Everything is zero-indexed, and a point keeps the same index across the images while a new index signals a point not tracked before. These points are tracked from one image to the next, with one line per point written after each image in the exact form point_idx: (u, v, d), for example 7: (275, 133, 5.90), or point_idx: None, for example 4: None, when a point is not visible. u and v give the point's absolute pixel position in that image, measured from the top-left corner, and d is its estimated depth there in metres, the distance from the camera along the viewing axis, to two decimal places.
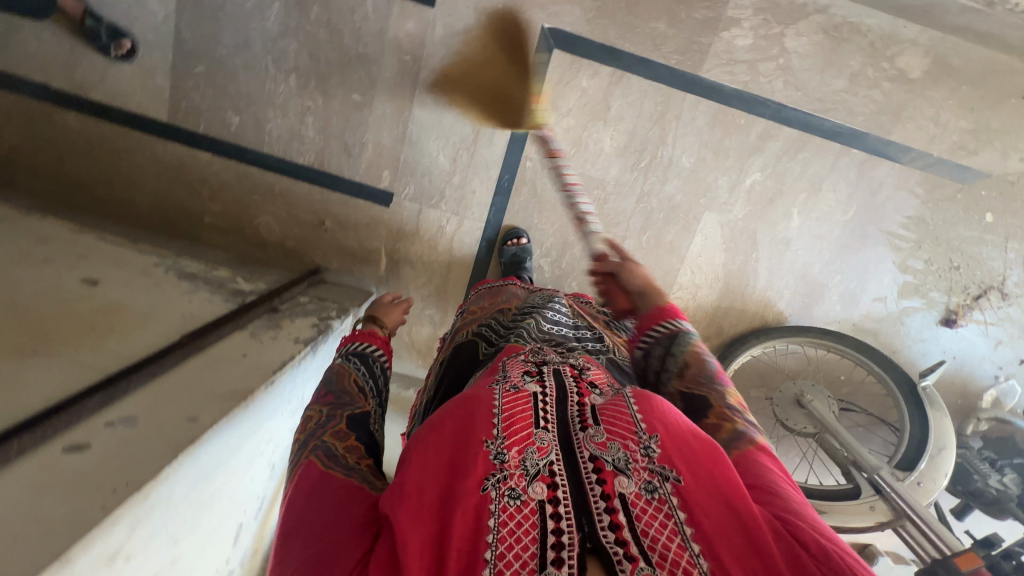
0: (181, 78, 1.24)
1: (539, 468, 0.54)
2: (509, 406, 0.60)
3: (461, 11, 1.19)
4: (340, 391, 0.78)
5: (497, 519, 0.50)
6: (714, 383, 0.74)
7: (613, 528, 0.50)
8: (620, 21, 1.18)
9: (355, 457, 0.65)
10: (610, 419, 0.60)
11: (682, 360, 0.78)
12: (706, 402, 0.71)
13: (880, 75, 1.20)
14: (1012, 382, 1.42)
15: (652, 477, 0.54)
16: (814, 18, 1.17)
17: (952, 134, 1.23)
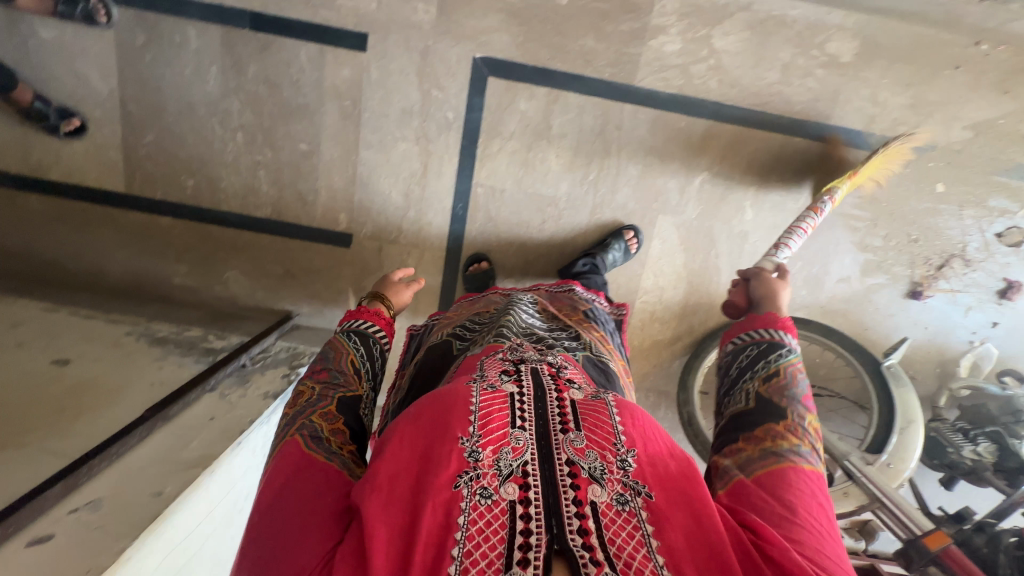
0: (133, 148, 1.28)
1: (513, 468, 0.53)
2: (486, 405, 0.59)
3: (392, 52, 1.21)
4: (335, 369, 0.76)
5: (467, 517, 0.50)
6: (796, 399, 0.68)
7: (580, 532, 0.49)
8: (549, 42, 1.20)
9: (338, 442, 0.63)
10: (590, 424, 0.59)
11: (774, 367, 0.72)
12: (782, 412, 0.66)
13: (812, 62, 1.21)
14: (988, 346, 1.42)
15: (625, 490, 0.54)
16: (739, 16, 1.18)
17: (892, 111, 1.24)
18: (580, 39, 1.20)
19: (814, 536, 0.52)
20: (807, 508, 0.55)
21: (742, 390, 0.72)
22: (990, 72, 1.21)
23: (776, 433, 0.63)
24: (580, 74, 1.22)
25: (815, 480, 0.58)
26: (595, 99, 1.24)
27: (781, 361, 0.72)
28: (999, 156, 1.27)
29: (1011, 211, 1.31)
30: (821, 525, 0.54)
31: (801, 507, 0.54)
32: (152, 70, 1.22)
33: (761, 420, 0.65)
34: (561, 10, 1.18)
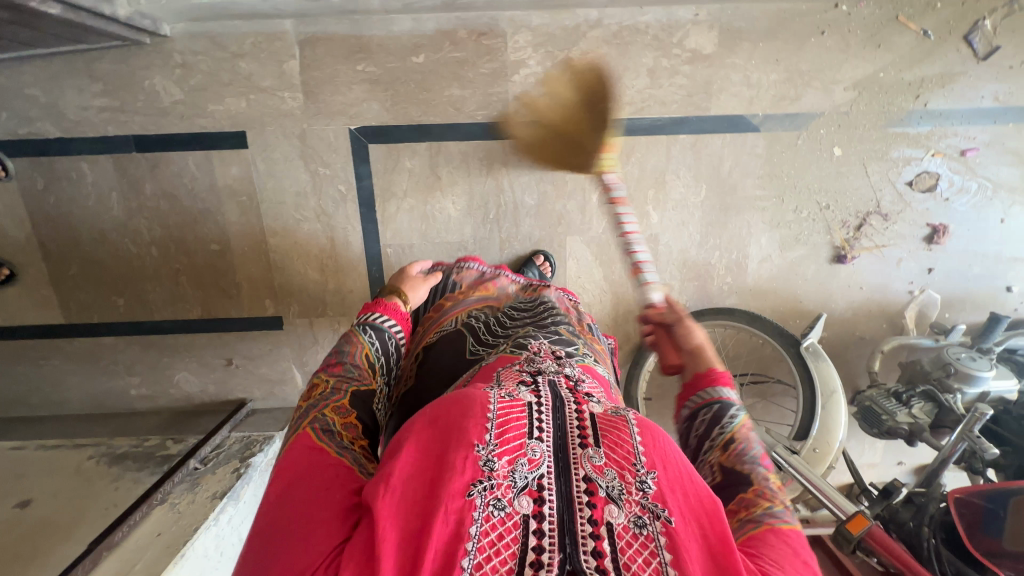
0: (62, 281, 1.35)
1: (528, 481, 0.51)
2: (504, 413, 0.57)
3: (273, 142, 1.25)
4: (349, 363, 0.78)
5: (478, 528, 0.48)
6: (754, 459, 0.62)
7: (594, 554, 0.47)
8: (417, 100, 1.23)
9: (351, 436, 0.66)
10: (611, 441, 0.56)
11: (728, 430, 0.65)
12: (748, 479, 0.60)
13: (676, 61, 1.21)
14: (929, 293, 1.41)
15: (643, 512, 0.50)
16: (593, 34, 1.19)
17: (769, 88, 1.23)
18: (446, 90, 1.22)
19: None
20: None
21: (704, 462, 0.65)
22: (856, 31, 1.20)
23: (746, 505, 0.57)
24: (455, 122, 1.25)
25: (795, 540, 0.54)
26: (475, 143, 1.27)
27: (733, 421, 0.66)
28: (889, 108, 1.25)
29: (915, 157, 1.30)
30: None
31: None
32: (60, 208, 1.29)
33: (730, 497, 0.59)
34: (421, 68, 1.21)
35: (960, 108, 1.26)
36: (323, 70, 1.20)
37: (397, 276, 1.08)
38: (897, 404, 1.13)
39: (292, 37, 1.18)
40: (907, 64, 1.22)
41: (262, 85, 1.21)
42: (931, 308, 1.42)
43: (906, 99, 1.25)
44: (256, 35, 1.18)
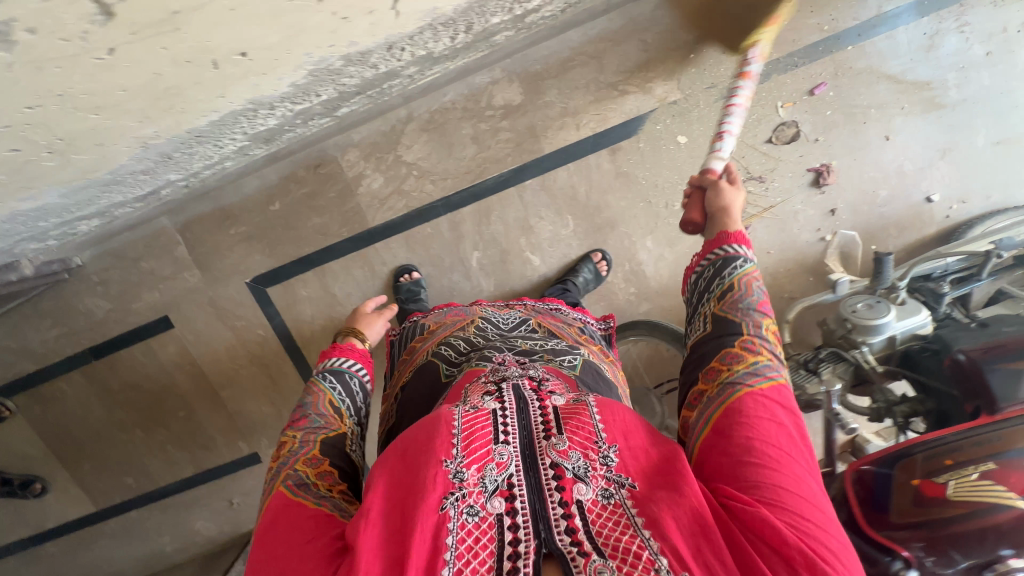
0: (82, 478, 1.60)
1: (497, 482, 0.55)
2: (468, 425, 0.60)
3: (192, 315, 1.43)
4: (313, 414, 0.82)
5: (454, 536, 0.51)
6: (748, 313, 0.66)
7: (568, 531, 0.50)
8: (289, 239, 1.37)
9: (328, 484, 0.71)
10: (573, 426, 0.60)
11: (727, 281, 0.69)
12: (736, 327, 0.65)
13: (493, 121, 1.27)
14: (847, 232, 1.34)
15: (609, 484, 0.55)
16: (410, 128, 1.28)
17: (588, 111, 1.26)
18: (309, 222, 1.35)
19: (797, 494, 0.51)
20: (775, 456, 0.53)
21: (700, 316, 0.71)
22: (646, 29, 1.21)
23: (730, 357, 0.63)
24: (327, 245, 1.37)
25: (774, 400, 0.58)
26: (352, 255, 1.38)
27: (735, 270, 0.70)
28: (715, 81, 1.24)
29: (763, 115, 1.26)
30: (813, 492, 0.52)
31: (776, 452, 0.54)
32: (57, 422, 1.53)
33: (718, 346, 0.64)
34: (281, 213, 1.35)
35: (787, 55, 1.22)
36: (207, 244, 1.37)
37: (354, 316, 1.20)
38: (808, 375, 1.09)
39: (173, 228, 1.37)
40: (712, 38, 1.21)
41: (165, 274, 1.40)
42: (853, 246, 1.35)
43: (728, 68, 1.23)
44: (144, 237, 1.37)
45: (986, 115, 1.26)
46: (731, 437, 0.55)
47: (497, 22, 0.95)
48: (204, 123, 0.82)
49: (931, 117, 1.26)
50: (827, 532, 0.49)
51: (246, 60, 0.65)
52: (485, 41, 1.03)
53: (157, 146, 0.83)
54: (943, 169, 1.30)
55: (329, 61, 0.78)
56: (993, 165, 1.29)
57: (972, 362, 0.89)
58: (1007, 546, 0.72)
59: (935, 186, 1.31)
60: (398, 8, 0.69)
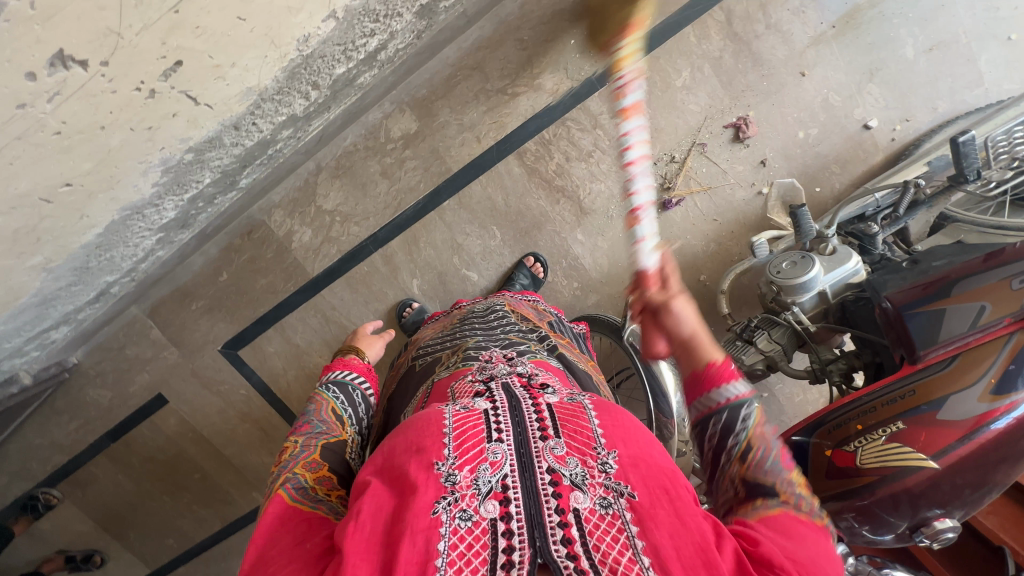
0: (130, 545, 1.73)
1: (492, 485, 0.47)
2: (460, 424, 0.53)
3: (182, 388, 1.56)
4: (316, 420, 0.77)
5: (446, 543, 0.43)
6: (778, 465, 0.50)
7: (564, 541, 0.43)
8: (244, 303, 1.45)
9: (326, 488, 0.63)
10: (571, 430, 0.53)
11: (743, 437, 0.51)
12: (772, 491, 0.48)
13: (397, 153, 1.29)
14: (784, 178, 1.24)
15: (607, 493, 0.47)
16: (324, 178, 1.33)
17: (485, 121, 1.26)
18: (258, 285, 1.43)
19: None
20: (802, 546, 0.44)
21: (720, 481, 0.52)
22: (520, 29, 1.20)
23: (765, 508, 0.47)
24: (280, 301, 1.44)
25: (816, 538, 0.45)
26: (304, 306, 1.44)
27: (748, 426, 0.51)
28: (603, 61, 1.21)
29: (662, 83, 1.21)
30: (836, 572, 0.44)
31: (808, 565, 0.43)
32: (91, 505, 1.68)
33: (752, 504, 0.48)
34: (230, 282, 1.43)
35: (670, 16, 1.18)
36: (176, 322, 1.49)
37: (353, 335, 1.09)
38: (745, 345, 1.06)
39: (144, 314, 1.49)
40: (588, 20, 1.19)
41: (150, 356, 1.53)
42: (794, 193, 1.24)
43: (612, 46, 1.20)
44: (122, 327, 1.50)
45: (908, 24, 1.16)
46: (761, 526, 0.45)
47: (346, 70, 0.96)
48: (93, 237, 0.90)
49: (846, 40, 1.17)
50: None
51: (76, 187, 0.70)
52: (351, 86, 1.06)
53: (60, 267, 0.91)
54: (875, 91, 1.20)
55: (178, 158, 0.83)
56: (930, 74, 1.18)
57: (894, 309, 0.81)
58: (929, 506, 0.68)
59: (871, 111, 1.21)
60: (203, 103, 0.72)
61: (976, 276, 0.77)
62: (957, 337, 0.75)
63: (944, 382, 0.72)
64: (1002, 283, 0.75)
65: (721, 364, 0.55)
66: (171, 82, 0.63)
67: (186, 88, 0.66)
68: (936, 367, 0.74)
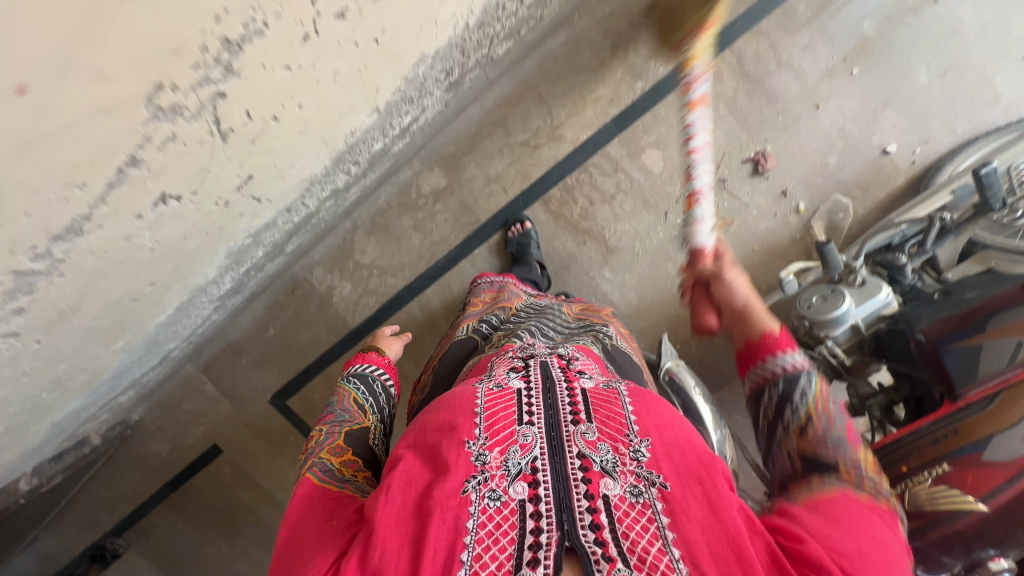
0: None
1: (522, 466, 0.50)
2: (493, 405, 0.57)
3: (235, 437, 1.64)
4: (340, 410, 0.81)
5: (476, 520, 0.47)
6: (841, 441, 0.51)
7: (592, 527, 0.45)
8: (290, 355, 1.53)
9: (352, 470, 0.69)
10: (602, 416, 0.56)
11: (802, 409, 0.53)
12: (833, 464, 0.49)
13: (428, 207, 1.36)
14: (836, 195, 1.27)
15: (638, 481, 0.49)
16: (360, 234, 1.40)
17: (510, 172, 1.32)
18: (303, 337, 1.51)
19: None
20: (864, 543, 0.42)
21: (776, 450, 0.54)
22: (538, 85, 1.25)
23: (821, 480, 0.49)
24: (324, 352, 1.52)
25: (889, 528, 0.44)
26: (346, 355, 1.51)
27: (808, 397, 0.53)
28: (620, 108, 1.25)
29: (679, 125, 1.25)
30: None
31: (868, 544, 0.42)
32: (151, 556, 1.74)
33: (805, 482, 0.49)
34: (277, 336, 1.52)
35: None
36: (228, 376, 1.58)
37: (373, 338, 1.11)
38: None
39: (198, 371, 1.58)
40: (603, 71, 1.23)
41: (206, 409, 1.61)
42: (843, 210, 1.27)
43: (628, 93, 1.24)
44: (179, 384, 1.59)
45: (920, 50, 1.18)
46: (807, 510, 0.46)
47: (383, 144, 1.03)
48: (164, 317, 0.98)
49: (858, 71, 1.19)
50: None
51: (158, 285, 0.78)
52: (385, 156, 1.13)
53: (136, 346, 1.00)
54: (891, 117, 1.22)
55: (240, 243, 0.91)
56: (946, 97, 1.19)
57: (929, 344, 0.85)
58: (984, 546, 0.68)
59: (889, 136, 1.23)
60: (266, 199, 0.79)
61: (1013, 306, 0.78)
62: (996, 373, 0.76)
63: (986, 422, 0.72)
64: None
65: (781, 336, 0.57)
66: (243, 191, 0.70)
67: (254, 192, 0.73)
68: (977, 407, 0.75)
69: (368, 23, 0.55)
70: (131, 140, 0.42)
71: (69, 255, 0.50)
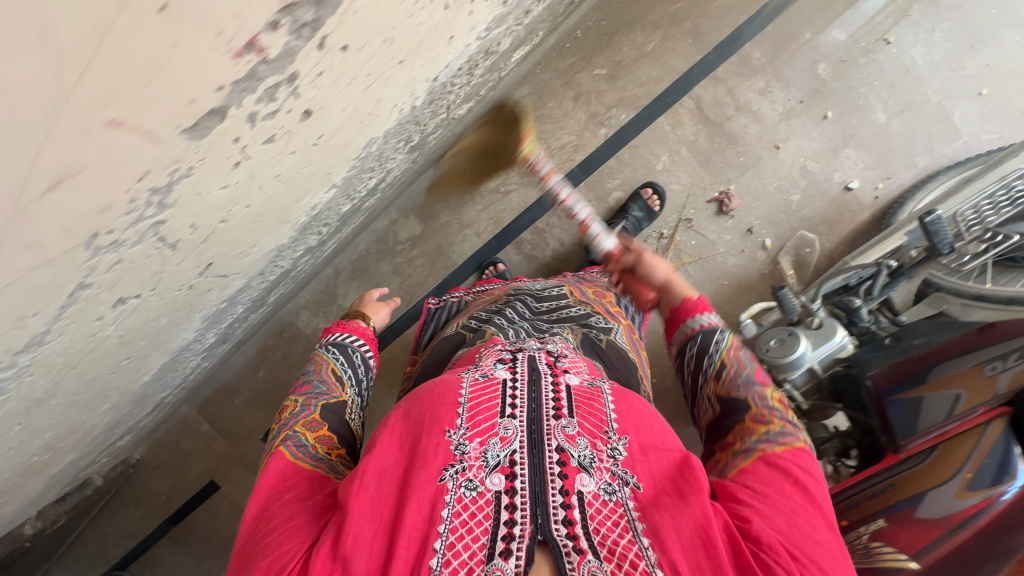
0: None
1: (499, 459, 0.53)
2: (475, 396, 0.59)
3: (232, 474, 1.69)
4: (317, 381, 0.81)
5: (450, 510, 0.50)
6: (748, 382, 0.64)
7: (565, 523, 0.49)
8: (280, 395, 1.59)
9: (326, 448, 0.70)
10: (585, 412, 0.59)
11: (716, 359, 0.67)
12: (745, 403, 0.62)
13: (405, 253, 1.41)
14: (802, 231, 1.29)
15: (614, 479, 0.53)
16: (342, 280, 1.46)
17: (482, 218, 1.36)
18: (293, 378, 1.57)
19: (812, 543, 0.49)
20: (795, 515, 0.50)
21: (702, 399, 0.67)
22: None
23: (743, 432, 0.59)
24: None
25: (798, 457, 0.55)
26: None
27: (719, 346, 0.67)
28: (586, 154, 1.29)
29: (643, 169, 1.29)
30: (832, 546, 0.50)
31: (793, 504, 0.51)
32: None
33: (730, 424, 0.61)
34: (268, 376, 1.59)
35: (643, 109, 1.25)
36: (224, 415, 1.64)
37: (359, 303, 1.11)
38: None
39: (195, 411, 1.65)
40: (567, 120, 1.27)
41: (203, 446, 1.68)
42: (809, 244, 1.29)
43: (592, 139, 1.28)
44: (177, 424, 1.66)
45: (877, 90, 1.19)
46: (742, 479, 0.54)
47: (351, 205, 1.08)
48: (150, 376, 1.04)
49: (816, 112, 1.22)
50: (826, 564, 0.48)
51: (136, 356, 0.84)
52: (358, 211, 1.17)
53: (124, 403, 1.06)
54: (852, 155, 1.24)
55: (216, 307, 0.97)
56: (905, 134, 1.21)
57: (875, 393, 0.86)
58: None
59: (851, 173, 1.25)
60: (232, 273, 0.85)
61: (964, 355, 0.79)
62: (935, 426, 0.79)
63: (924, 478, 0.77)
64: (974, 370, 0.78)
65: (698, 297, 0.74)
66: (205, 274, 0.76)
67: (218, 271, 0.79)
68: (917, 459, 0.80)
69: (300, 138, 0.59)
70: (70, 278, 0.47)
71: (34, 360, 0.56)
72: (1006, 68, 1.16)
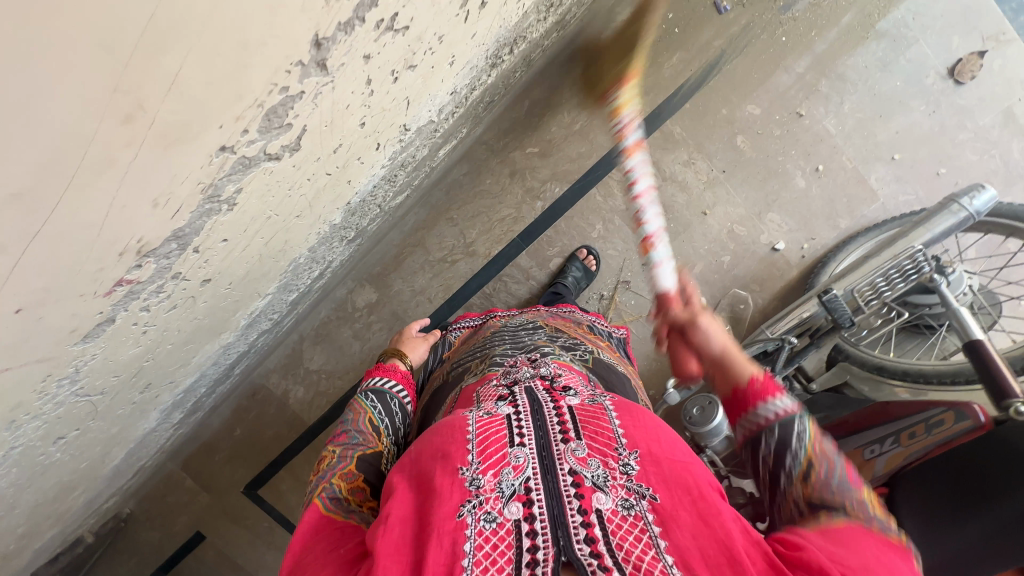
0: None
1: (514, 487, 0.49)
2: (482, 430, 0.55)
3: (216, 526, 1.76)
4: (353, 430, 0.78)
5: (472, 543, 0.45)
6: (845, 484, 0.48)
7: (587, 541, 0.44)
8: (257, 450, 1.69)
9: (358, 500, 0.68)
10: (591, 431, 0.55)
11: (801, 454, 0.50)
12: (841, 508, 0.46)
13: (364, 318, 1.50)
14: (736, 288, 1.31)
15: (630, 494, 0.48)
16: (308, 344, 1.55)
17: (433, 285, 1.45)
18: (268, 434, 1.66)
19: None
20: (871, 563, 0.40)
21: (784, 501, 0.51)
22: (449, 210, 1.38)
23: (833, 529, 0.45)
24: (287, 446, 1.67)
25: (899, 562, 0.41)
26: (306, 449, 1.66)
27: (804, 440, 0.51)
28: (526, 223, 1.37)
29: (580, 236, 1.36)
30: None
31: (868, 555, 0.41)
32: None
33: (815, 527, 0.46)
34: (244, 435, 1.68)
35: (575, 183, 1.34)
36: (205, 471, 1.72)
37: (395, 340, 1.10)
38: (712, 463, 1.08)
39: (179, 467, 1.72)
40: (506, 194, 1.35)
41: (187, 502, 1.74)
42: (743, 302, 1.32)
43: (530, 211, 1.36)
44: (162, 481, 1.72)
45: (793, 158, 1.26)
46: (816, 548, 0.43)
47: (303, 289, 1.16)
48: (120, 458, 1.13)
49: (739, 180, 1.28)
50: None
51: (96, 456, 0.93)
52: (311, 291, 1.25)
53: (98, 483, 1.15)
54: (776, 219, 1.28)
55: (175, 398, 1.06)
56: (825, 198, 1.27)
57: None
58: None
59: (777, 235, 1.29)
60: (179, 377, 0.93)
61: (851, 437, 0.89)
62: None
63: None
64: (856, 453, 0.87)
65: (764, 383, 0.55)
66: (147, 389, 0.84)
67: (162, 382, 0.87)
68: None
69: (208, 292, 0.67)
70: (4, 447, 0.57)
71: None
72: (914, 135, 1.22)
